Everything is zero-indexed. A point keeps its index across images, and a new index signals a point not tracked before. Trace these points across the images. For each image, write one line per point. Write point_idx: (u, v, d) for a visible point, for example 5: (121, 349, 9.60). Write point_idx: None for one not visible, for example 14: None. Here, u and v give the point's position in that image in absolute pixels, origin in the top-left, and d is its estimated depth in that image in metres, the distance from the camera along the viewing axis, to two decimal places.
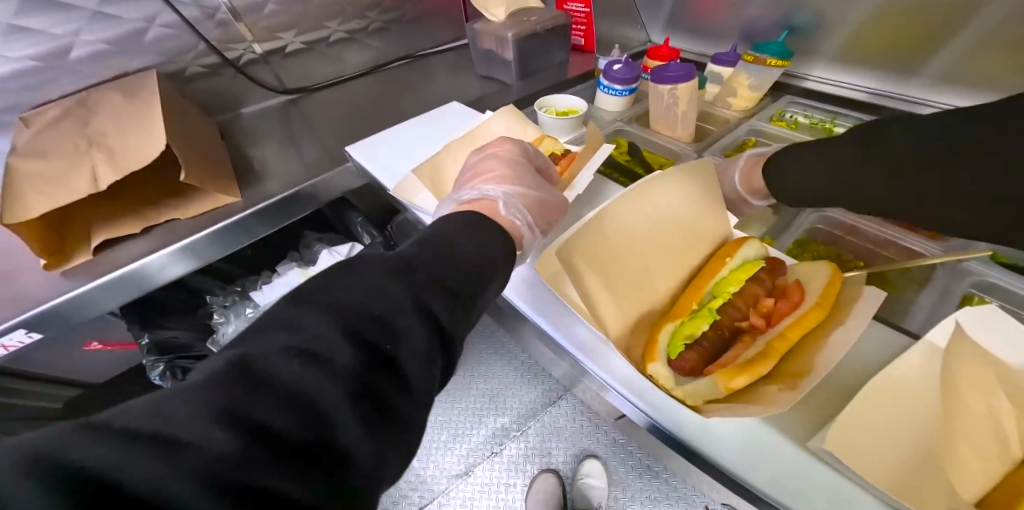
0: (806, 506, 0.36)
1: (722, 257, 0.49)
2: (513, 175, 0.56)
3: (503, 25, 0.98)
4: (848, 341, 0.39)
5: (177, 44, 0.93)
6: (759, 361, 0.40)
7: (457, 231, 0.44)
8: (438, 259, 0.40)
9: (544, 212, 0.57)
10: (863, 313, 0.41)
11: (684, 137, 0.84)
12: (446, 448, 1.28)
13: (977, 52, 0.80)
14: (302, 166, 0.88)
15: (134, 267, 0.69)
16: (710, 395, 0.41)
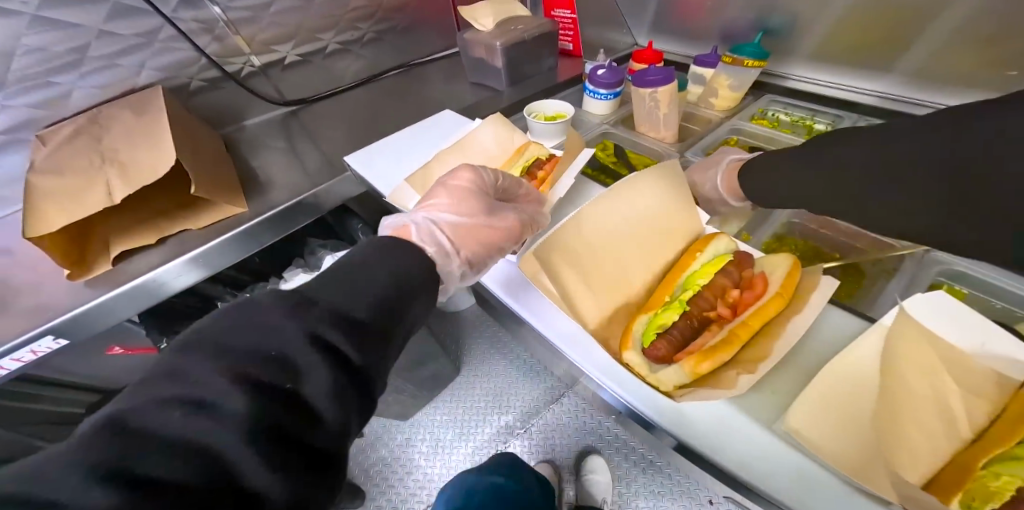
0: (765, 481, 0.39)
1: (693, 252, 0.53)
2: (451, 204, 0.60)
3: (491, 33, 1.02)
4: (800, 330, 0.44)
5: (179, 60, 0.98)
6: (723, 348, 0.44)
7: (372, 262, 0.47)
8: (342, 298, 0.42)
9: (479, 238, 0.59)
10: (817, 301, 0.46)
11: (667, 138, 0.88)
12: (452, 447, 1.33)
13: (945, 48, 0.83)
14: (305, 176, 0.93)
15: (150, 276, 0.73)
16: (680, 381, 0.45)
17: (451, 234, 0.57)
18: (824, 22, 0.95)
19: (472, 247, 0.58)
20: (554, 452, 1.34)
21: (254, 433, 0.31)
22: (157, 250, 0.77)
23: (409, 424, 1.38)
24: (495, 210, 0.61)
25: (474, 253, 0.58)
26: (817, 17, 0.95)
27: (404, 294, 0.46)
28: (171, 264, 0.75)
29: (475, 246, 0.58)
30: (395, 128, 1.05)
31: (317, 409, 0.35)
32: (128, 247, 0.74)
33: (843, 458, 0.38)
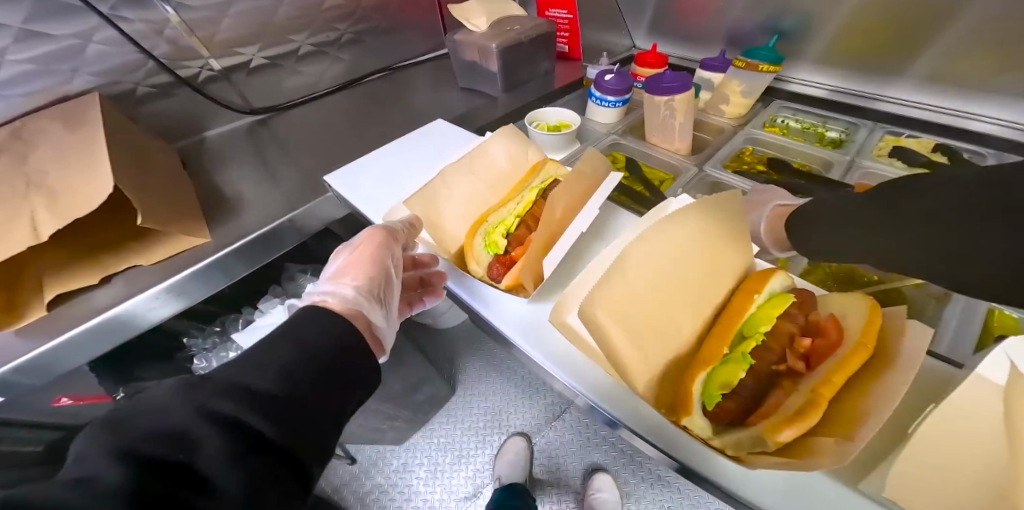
0: None
1: (750, 292, 0.46)
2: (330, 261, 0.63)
3: (485, 35, 0.93)
4: (899, 388, 0.35)
5: (122, 63, 0.84)
6: (810, 410, 0.36)
7: (286, 331, 0.48)
8: (249, 373, 0.42)
9: (354, 264, 0.59)
10: (914, 351, 0.38)
11: (681, 149, 0.81)
12: (451, 471, 1.23)
13: (962, 51, 0.78)
14: (279, 196, 0.81)
15: (120, 310, 0.62)
16: (755, 447, 0.37)
17: (330, 279, 0.59)
18: (831, 25, 0.90)
19: (354, 275, 0.58)
20: (559, 471, 1.25)
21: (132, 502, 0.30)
22: (104, 290, 0.64)
23: (404, 448, 1.27)
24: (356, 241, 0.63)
25: (368, 283, 0.58)
26: (824, 18, 0.90)
27: (318, 366, 0.46)
28: (144, 294, 0.64)
29: (355, 271, 0.58)
30: (381, 140, 0.95)
31: (207, 480, 0.35)
32: (71, 287, 0.61)
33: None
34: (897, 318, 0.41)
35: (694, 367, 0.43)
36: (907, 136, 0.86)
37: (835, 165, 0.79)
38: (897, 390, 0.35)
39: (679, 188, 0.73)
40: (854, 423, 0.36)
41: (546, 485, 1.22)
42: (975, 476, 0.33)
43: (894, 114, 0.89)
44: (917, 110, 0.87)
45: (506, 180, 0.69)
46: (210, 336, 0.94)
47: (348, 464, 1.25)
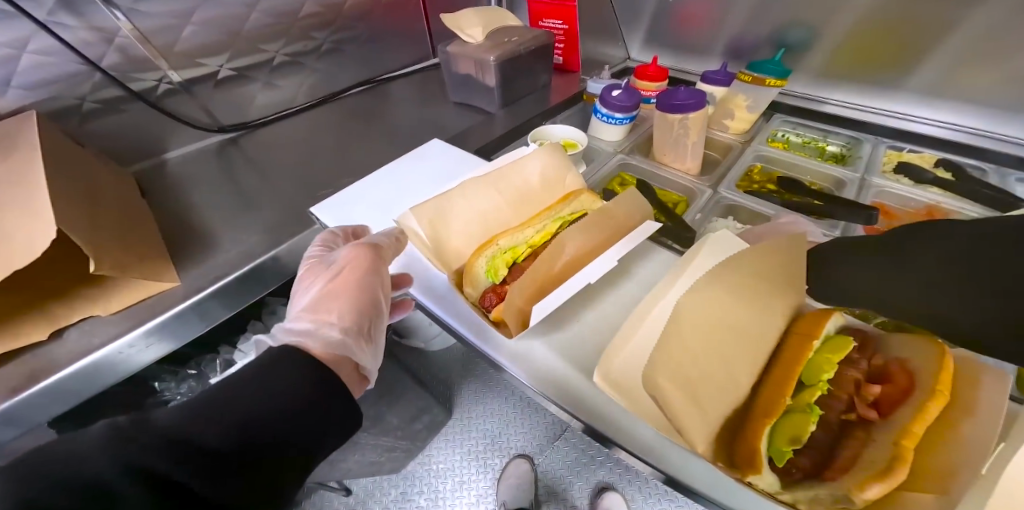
0: None
1: (806, 335, 0.41)
2: (303, 286, 0.56)
3: (481, 47, 0.87)
4: (993, 442, 0.32)
5: (63, 76, 0.73)
6: (896, 463, 0.32)
7: (250, 374, 0.43)
8: (196, 420, 0.38)
9: (337, 294, 0.53)
10: (992, 399, 0.35)
11: (693, 169, 0.78)
12: (451, 498, 1.14)
13: (961, 64, 0.79)
14: (259, 227, 0.72)
15: (78, 368, 0.53)
16: (836, 502, 0.32)
17: (308, 312, 0.53)
18: (832, 38, 0.89)
19: (339, 309, 0.52)
20: (563, 492, 1.18)
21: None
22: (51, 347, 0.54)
23: (402, 476, 1.19)
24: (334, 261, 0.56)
25: (348, 316, 0.52)
26: (824, 31, 0.89)
27: (264, 418, 0.41)
28: (109, 348, 0.54)
29: (342, 303, 0.53)
30: (370, 161, 0.87)
31: None
32: (17, 344, 0.51)
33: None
34: (970, 365, 0.38)
35: (752, 418, 0.38)
36: (908, 149, 0.86)
37: (845, 183, 0.78)
38: (986, 446, 0.32)
39: (698, 212, 0.70)
40: (946, 480, 0.32)
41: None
42: None
43: (895, 126, 0.89)
44: (915, 122, 0.87)
45: (530, 202, 0.62)
46: (184, 380, 0.83)
47: (343, 496, 1.16)
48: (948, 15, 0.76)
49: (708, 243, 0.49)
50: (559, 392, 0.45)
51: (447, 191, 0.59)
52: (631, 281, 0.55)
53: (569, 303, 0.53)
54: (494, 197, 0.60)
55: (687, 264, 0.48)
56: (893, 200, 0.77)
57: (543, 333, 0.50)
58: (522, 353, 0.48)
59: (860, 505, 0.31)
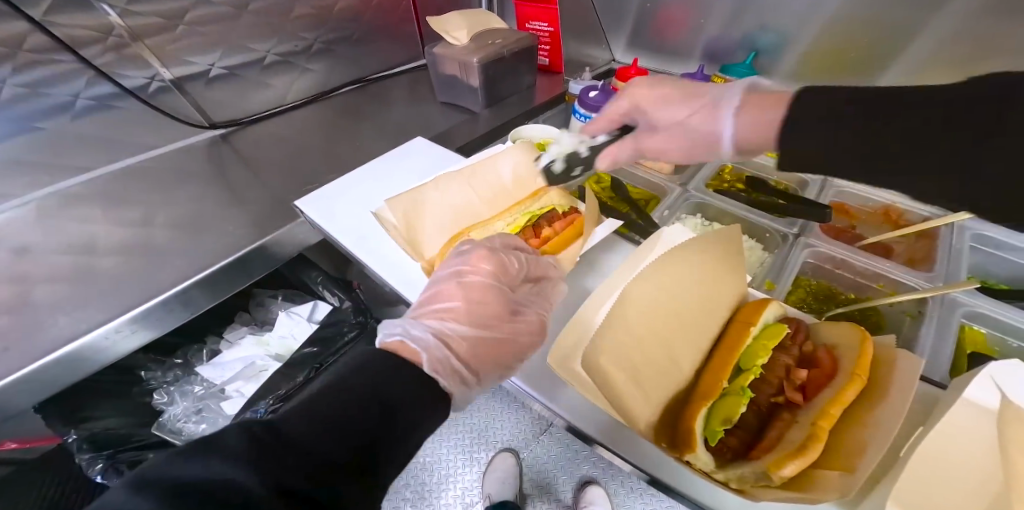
0: None
1: (745, 324, 0.45)
2: (472, 309, 0.49)
3: (465, 49, 0.91)
4: (896, 418, 0.35)
5: (56, 73, 0.76)
6: (810, 443, 0.35)
7: (378, 383, 0.37)
8: (326, 432, 0.32)
9: (501, 351, 0.48)
10: (905, 376, 0.37)
11: (664, 168, 0.82)
12: (438, 491, 1.18)
13: (921, 70, 0.83)
14: (247, 220, 0.76)
15: (68, 351, 0.55)
16: (758, 479, 0.35)
17: (464, 351, 0.46)
18: (802, 43, 0.93)
19: (487, 368, 0.47)
20: (547, 485, 1.21)
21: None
22: (43, 328, 0.57)
23: None
24: (519, 310, 0.51)
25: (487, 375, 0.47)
26: (795, 38, 0.93)
27: (388, 435, 0.35)
28: (94, 333, 0.57)
29: (497, 366, 0.47)
30: (357, 159, 0.90)
31: None
32: None
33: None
34: (891, 350, 0.41)
35: (690, 402, 0.42)
36: None
37: (808, 184, 0.81)
38: (892, 421, 0.34)
39: (665, 209, 0.74)
40: (856, 454, 0.35)
41: (538, 501, 1.18)
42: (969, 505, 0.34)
43: None
44: None
45: (502, 197, 0.68)
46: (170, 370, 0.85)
47: None
48: (906, 23, 0.80)
49: (659, 238, 0.53)
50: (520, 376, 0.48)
51: (421, 185, 0.65)
52: (591, 272, 0.59)
53: (535, 294, 0.56)
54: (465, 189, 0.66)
55: (641, 257, 0.51)
56: (855, 200, 0.80)
57: None
58: None
59: (776, 481, 0.34)
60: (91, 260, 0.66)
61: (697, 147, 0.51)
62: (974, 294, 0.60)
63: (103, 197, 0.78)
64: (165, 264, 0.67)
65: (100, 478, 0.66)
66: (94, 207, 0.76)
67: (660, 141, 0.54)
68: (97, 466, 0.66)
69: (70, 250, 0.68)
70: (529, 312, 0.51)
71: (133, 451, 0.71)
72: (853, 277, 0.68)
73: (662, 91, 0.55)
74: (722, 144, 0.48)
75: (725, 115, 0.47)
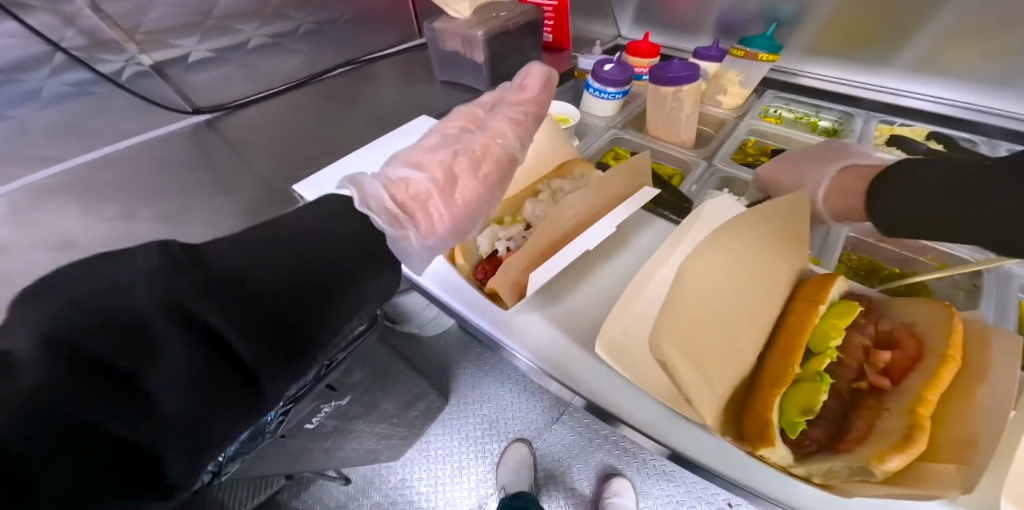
0: None
1: (811, 302, 0.40)
2: (437, 153, 0.54)
3: (468, 22, 0.84)
4: (1008, 402, 0.30)
5: (19, 56, 0.69)
6: (912, 432, 0.31)
7: (326, 224, 0.39)
8: (256, 264, 0.32)
9: (462, 191, 0.53)
10: (1006, 354, 0.33)
11: (687, 142, 0.76)
12: (452, 484, 1.13)
13: (947, 39, 0.79)
14: (238, 210, 0.69)
15: None
16: (852, 476, 0.31)
17: (405, 191, 0.49)
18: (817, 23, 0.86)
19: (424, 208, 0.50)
20: (564, 474, 1.16)
21: (173, 393, 0.25)
22: None
23: (400, 463, 1.16)
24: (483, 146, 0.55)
25: (423, 213, 0.49)
26: (814, 7, 0.88)
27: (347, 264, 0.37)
28: None
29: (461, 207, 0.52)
30: (355, 144, 0.83)
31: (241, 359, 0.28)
32: None
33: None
34: (979, 327, 0.36)
35: (761, 390, 0.37)
36: (899, 124, 0.85)
37: None
38: (1000, 408, 0.30)
39: (694, 184, 0.69)
40: (959, 444, 0.31)
41: (553, 493, 1.14)
42: None
43: (889, 101, 0.88)
44: (908, 98, 0.87)
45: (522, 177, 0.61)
46: None
47: (341, 485, 1.13)
48: None
49: (703, 213, 0.47)
50: (559, 366, 0.43)
51: None
52: (627, 253, 0.53)
53: (570, 275, 0.51)
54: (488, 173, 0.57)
55: (686, 234, 0.46)
56: None
57: (541, 307, 0.48)
58: (519, 327, 0.46)
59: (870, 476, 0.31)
60: (71, 257, 0.59)
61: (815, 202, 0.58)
62: None
63: (83, 189, 0.71)
64: None
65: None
66: (70, 200, 0.69)
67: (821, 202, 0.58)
68: None
69: (43, 248, 0.61)
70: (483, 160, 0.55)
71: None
72: (897, 250, 0.64)
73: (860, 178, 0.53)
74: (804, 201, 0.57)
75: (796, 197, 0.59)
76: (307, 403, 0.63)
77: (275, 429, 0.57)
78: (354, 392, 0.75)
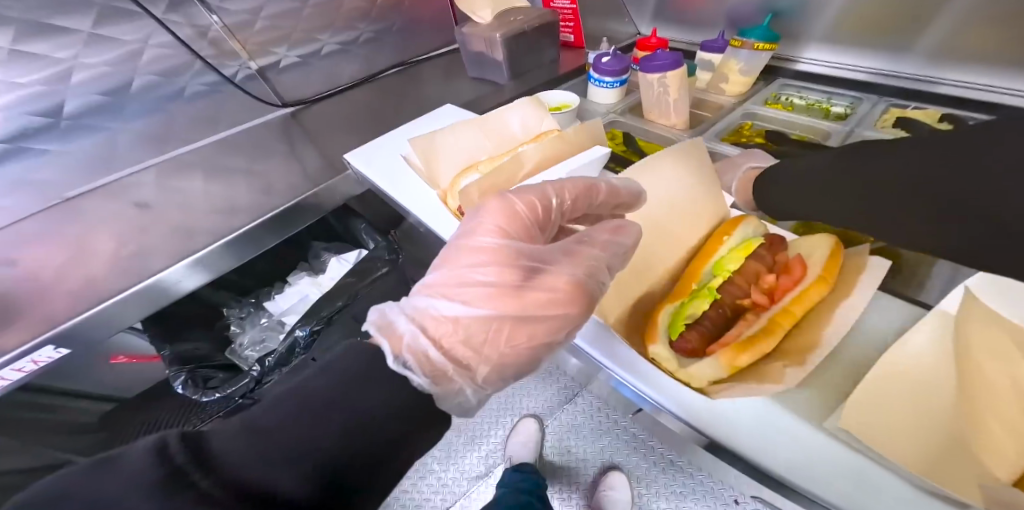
0: (829, 491, 0.32)
1: (721, 235, 0.48)
2: (484, 277, 0.41)
3: (490, 26, 0.99)
4: (849, 321, 0.40)
5: (174, 62, 0.96)
6: (765, 336, 0.40)
7: (332, 399, 0.35)
8: (259, 462, 0.31)
9: (528, 327, 0.40)
10: (867, 283, 0.42)
11: (679, 124, 0.84)
12: (465, 450, 1.28)
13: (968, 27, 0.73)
14: (306, 176, 0.89)
15: (158, 277, 0.67)
16: (716, 376, 0.39)
17: (458, 334, 0.40)
18: (819, 14, 0.88)
19: (486, 357, 0.40)
20: (570, 454, 1.25)
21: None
22: (153, 254, 0.71)
23: None
24: (537, 275, 0.42)
25: (487, 364, 0.40)
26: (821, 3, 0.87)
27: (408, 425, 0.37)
28: (166, 272, 0.68)
29: (528, 348, 0.41)
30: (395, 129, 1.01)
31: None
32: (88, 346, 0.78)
33: (918, 464, 0.32)
34: (856, 264, 0.44)
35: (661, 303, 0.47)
36: (913, 107, 0.80)
37: (830, 135, 0.79)
38: (838, 324, 0.40)
39: None
40: (809, 350, 0.39)
41: (556, 471, 1.22)
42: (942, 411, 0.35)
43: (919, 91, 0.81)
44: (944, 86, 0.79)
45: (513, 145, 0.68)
46: (246, 306, 0.97)
47: None
48: None
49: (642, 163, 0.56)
50: None
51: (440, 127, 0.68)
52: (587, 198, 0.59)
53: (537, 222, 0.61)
54: (484, 139, 0.68)
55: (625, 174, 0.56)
56: None
57: None
58: None
59: (729, 370, 0.39)
60: (190, 209, 0.81)
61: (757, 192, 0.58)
62: None
63: (203, 164, 0.94)
64: (240, 211, 0.80)
65: (178, 389, 0.71)
66: (193, 171, 0.92)
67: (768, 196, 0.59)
68: (179, 377, 0.73)
69: (176, 202, 0.84)
70: (559, 273, 0.42)
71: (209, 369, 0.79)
72: None
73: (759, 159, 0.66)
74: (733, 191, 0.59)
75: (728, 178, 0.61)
76: (337, 332, 0.80)
77: (304, 348, 0.77)
78: None
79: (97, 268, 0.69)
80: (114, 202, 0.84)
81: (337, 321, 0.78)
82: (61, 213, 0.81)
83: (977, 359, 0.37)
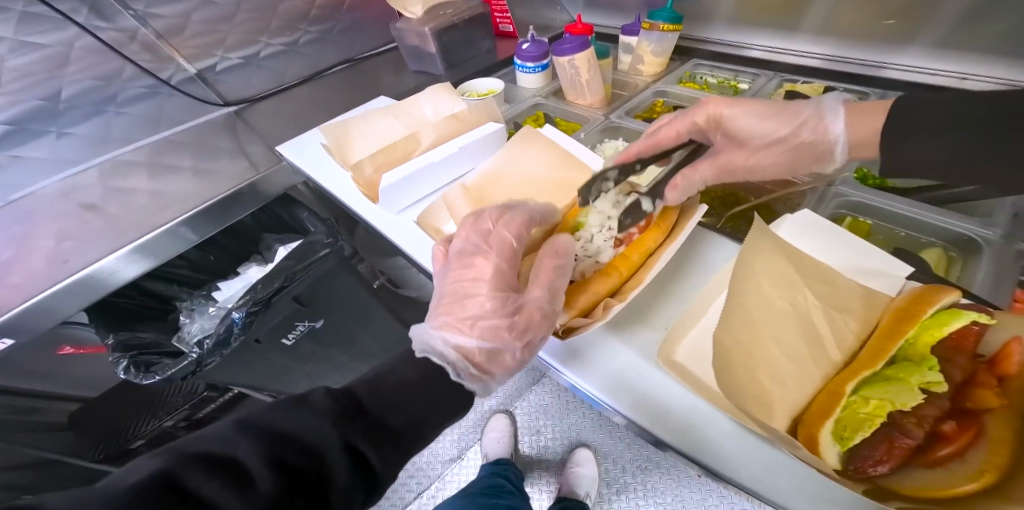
0: (660, 425, 0.41)
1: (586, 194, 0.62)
2: (480, 321, 0.45)
3: (420, 21, 1.04)
4: (666, 256, 0.52)
5: (108, 68, 0.99)
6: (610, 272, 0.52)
7: (427, 376, 0.40)
8: (389, 406, 0.37)
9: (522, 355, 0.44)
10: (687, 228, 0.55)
11: (595, 103, 0.90)
12: (437, 435, 1.30)
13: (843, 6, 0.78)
14: (245, 169, 0.93)
15: (90, 271, 0.72)
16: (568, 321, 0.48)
17: (478, 360, 0.44)
18: None
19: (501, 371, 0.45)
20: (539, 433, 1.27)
21: None
22: (88, 249, 0.76)
23: None
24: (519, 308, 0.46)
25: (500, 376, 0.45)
26: None
27: (439, 416, 0.39)
28: (103, 262, 0.73)
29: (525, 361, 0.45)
30: None
31: (322, 502, 0.30)
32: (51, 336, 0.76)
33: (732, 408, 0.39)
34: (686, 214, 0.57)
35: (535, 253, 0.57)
36: (802, 81, 0.86)
37: None
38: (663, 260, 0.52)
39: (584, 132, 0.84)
40: (633, 288, 0.51)
41: (526, 451, 1.25)
42: (756, 342, 0.40)
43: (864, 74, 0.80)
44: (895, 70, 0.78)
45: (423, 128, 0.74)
46: (197, 297, 0.98)
47: None
48: None
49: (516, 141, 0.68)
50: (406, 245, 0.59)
51: (353, 117, 0.74)
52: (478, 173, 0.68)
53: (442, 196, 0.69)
54: (393, 122, 0.73)
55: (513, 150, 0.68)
56: None
57: (405, 207, 0.64)
58: (396, 223, 0.62)
59: (574, 311, 0.49)
60: (128, 206, 0.86)
61: (801, 157, 0.54)
62: (854, 184, 0.64)
63: (146, 164, 0.98)
64: (175, 205, 0.85)
65: (121, 374, 0.80)
66: (136, 170, 0.96)
67: (749, 161, 0.56)
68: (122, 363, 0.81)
69: (114, 199, 0.88)
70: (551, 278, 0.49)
71: (154, 356, 0.87)
72: None
73: (752, 107, 0.55)
74: (835, 149, 0.50)
75: (836, 125, 0.49)
76: (275, 314, 0.88)
77: (242, 331, 0.84)
78: (328, 316, 0.96)
79: (35, 267, 0.73)
80: (61, 203, 0.88)
81: (276, 303, 0.86)
82: (10, 216, 0.86)
83: (764, 291, 0.42)
